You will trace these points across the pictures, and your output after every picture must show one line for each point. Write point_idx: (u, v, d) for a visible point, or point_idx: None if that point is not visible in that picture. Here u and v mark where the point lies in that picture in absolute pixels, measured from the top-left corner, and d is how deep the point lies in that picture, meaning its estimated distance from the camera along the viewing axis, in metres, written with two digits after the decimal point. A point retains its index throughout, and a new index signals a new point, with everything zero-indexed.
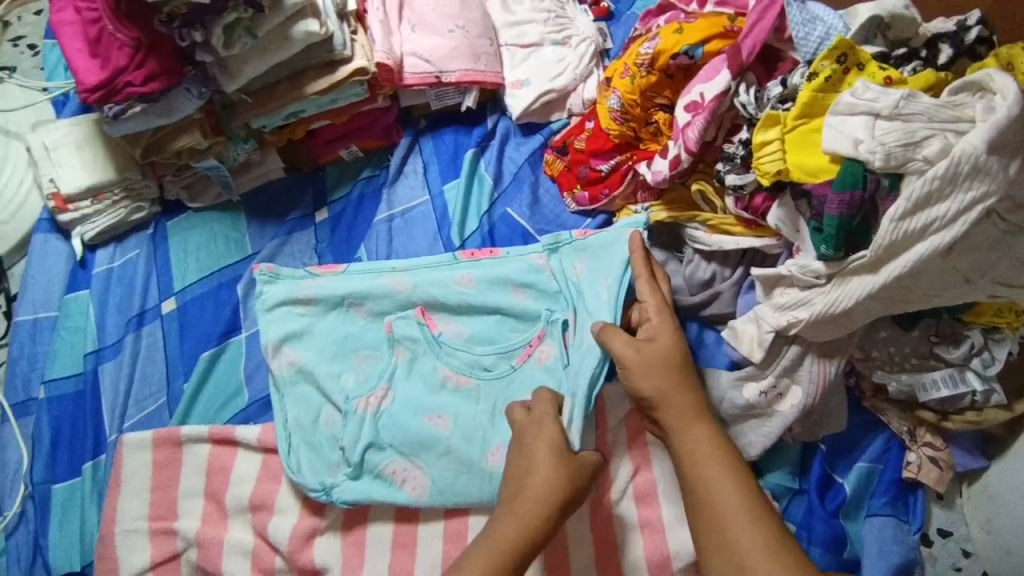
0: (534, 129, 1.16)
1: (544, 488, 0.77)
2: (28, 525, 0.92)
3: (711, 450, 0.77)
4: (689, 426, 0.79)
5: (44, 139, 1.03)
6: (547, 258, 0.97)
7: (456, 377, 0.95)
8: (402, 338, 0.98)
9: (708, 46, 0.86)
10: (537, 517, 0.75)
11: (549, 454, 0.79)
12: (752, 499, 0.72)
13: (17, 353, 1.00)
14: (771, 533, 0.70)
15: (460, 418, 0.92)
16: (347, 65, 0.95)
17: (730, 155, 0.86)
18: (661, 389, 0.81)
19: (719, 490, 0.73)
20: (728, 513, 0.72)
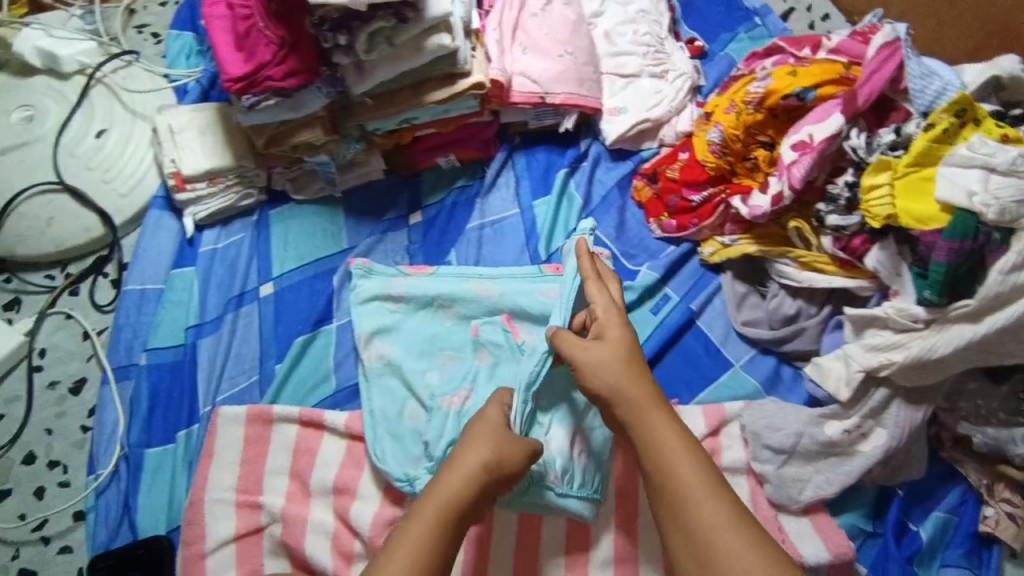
0: (626, 155, 1.19)
1: (475, 465, 0.74)
2: (119, 485, 0.95)
3: (665, 432, 0.72)
4: (643, 409, 0.74)
5: (170, 122, 1.09)
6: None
7: None
8: (486, 342, 1.01)
9: (821, 90, 0.90)
10: (468, 497, 0.72)
11: (485, 434, 0.78)
12: (711, 479, 0.69)
13: (123, 320, 1.05)
14: (732, 510, 0.66)
15: None
16: (466, 79, 1.00)
17: (833, 196, 0.88)
18: (614, 379, 0.76)
19: (678, 473, 0.69)
20: (688, 496, 0.67)
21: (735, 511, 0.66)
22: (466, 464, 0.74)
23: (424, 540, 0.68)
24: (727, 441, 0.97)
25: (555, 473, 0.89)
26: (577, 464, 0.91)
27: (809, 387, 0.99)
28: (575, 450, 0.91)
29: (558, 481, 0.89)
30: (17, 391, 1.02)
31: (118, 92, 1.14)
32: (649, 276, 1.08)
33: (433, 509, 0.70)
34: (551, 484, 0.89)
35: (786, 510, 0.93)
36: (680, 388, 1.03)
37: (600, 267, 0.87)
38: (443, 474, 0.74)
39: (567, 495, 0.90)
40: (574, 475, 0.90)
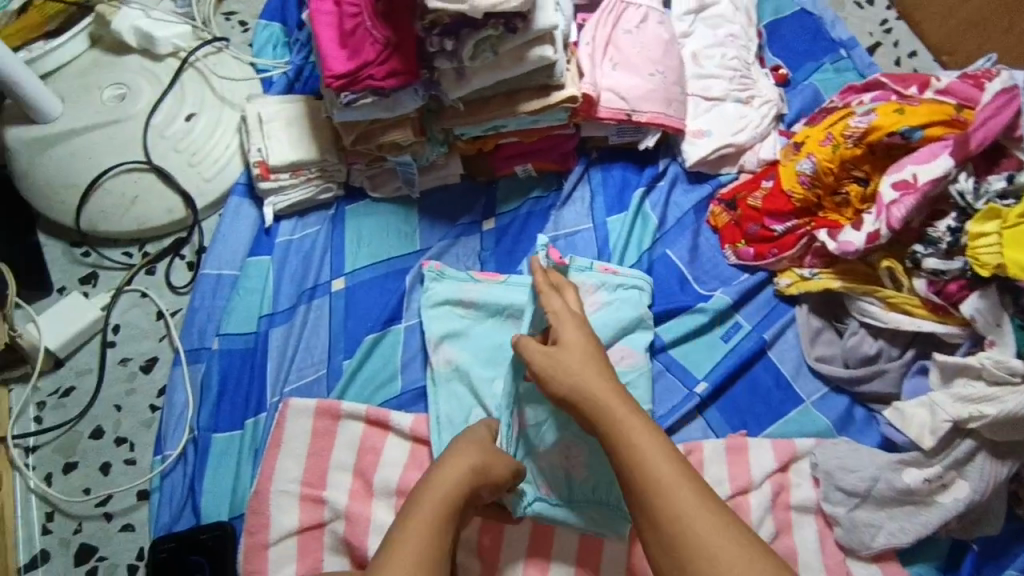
0: (704, 178, 1.17)
1: (464, 469, 0.81)
2: (185, 468, 0.96)
3: (631, 424, 0.76)
4: (608, 406, 0.78)
5: (260, 111, 1.11)
6: (601, 292, 1.04)
7: None
8: None
9: (928, 131, 0.89)
10: (458, 497, 0.79)
11: (472, 442, 0.86)
12: (676, 465, 0.71)
13: (198, 303, 1.06)
14: (693, 493, 0.68)
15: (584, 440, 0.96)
16: (560, 91, 1.01)
17: (934, 239, 0.88)
18: (580, 381, 0.82)
19: (645, 460, 0.72)
20: (655, 481, 0.70)
21: (699, 490, 0.69)
22: (454, 468, 0.81)
23: (421, 531, 0.74)
24: (796, 478, 0.95)
25: (547, 483, 0.94)
26: (573, 477, 0.94)
27: (886, 431, 0.96)
28: (569, 463, 0.95)
29: (550, 491, 0.94)
30: (90, 364, 1.04)
31: (209, 77, 1.16)
32: (722, 300, 1.06)
33: (426, 500, 0.77)
34: (543, 494, 0.93)
35: (855, 555, 0.92)
36: (748, 419, 1.01)
37: (553, 280, 0.95)
38: (431, 476, 0.81)
39: (563, 506, 0.93)
40: (568, 485, 0.94)
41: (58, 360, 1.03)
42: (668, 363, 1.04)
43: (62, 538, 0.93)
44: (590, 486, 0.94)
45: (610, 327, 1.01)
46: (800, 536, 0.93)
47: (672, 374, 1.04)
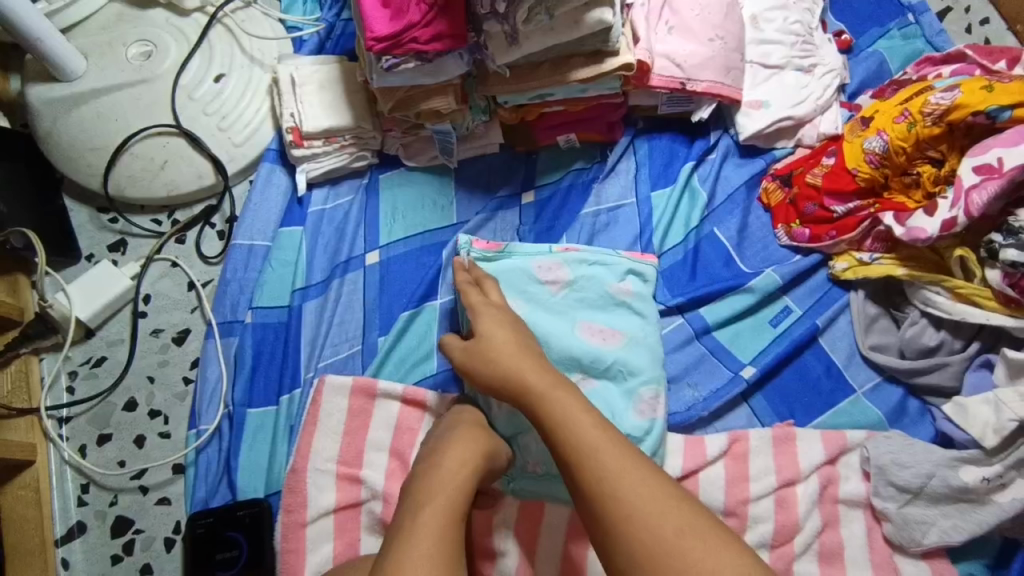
0: (756, 153, 1.11)
1: (466, 465, 0.78)
2: (221, 443, 0.94)
3: (558, 398, 0.74)
4: (533, 379, 0.77)
5: (293, 73, 1.05)
6: (565, 270, 0.98)
7: (581, 380, 0.93)
8: None
9: (1018, 111, 0.83)
10: (464, 493, 0.75)
11: (471, 437, 0.82)
12: (603, 430, 0.71)
13: (230, 275, 1.02)
14: (620, 455, 0.68)
15: None
16: (615, 58, 0.95)
17: (1014, 229, 0.83)
18: (505, 364, 0.79)
19: (572, 432, 0.71)
20: (582, 452, 0.69)
21: (626, 455, 0.68)
22: (452, 465, 0.77)
23: (429, 526, 0.70)
24: (845, 471, 0.91)
25: (534, 461, 0.90)
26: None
27: (941, 423, 0.91)
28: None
29: (538, 467, 0.90)
30: (122, 335, 1.02)
31: (239, 36, 1.10)
32: (772, 281, 1.01)
33: (438, 491, 0.74)
34: (530, 472, 0.90)
35: (903, 551, 0.88)
36: (796, 409, 0.97)
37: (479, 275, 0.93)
38: (428, 474, 0.77)
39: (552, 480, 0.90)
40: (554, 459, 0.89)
41: (89, 330, 1.01)
42: (712, 347, 1.00)
43: (98, 510, 0.93)
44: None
45: (578, 309, 0.97)
46: (847, 531, 0.89)
47: (716, 357, 0.99)
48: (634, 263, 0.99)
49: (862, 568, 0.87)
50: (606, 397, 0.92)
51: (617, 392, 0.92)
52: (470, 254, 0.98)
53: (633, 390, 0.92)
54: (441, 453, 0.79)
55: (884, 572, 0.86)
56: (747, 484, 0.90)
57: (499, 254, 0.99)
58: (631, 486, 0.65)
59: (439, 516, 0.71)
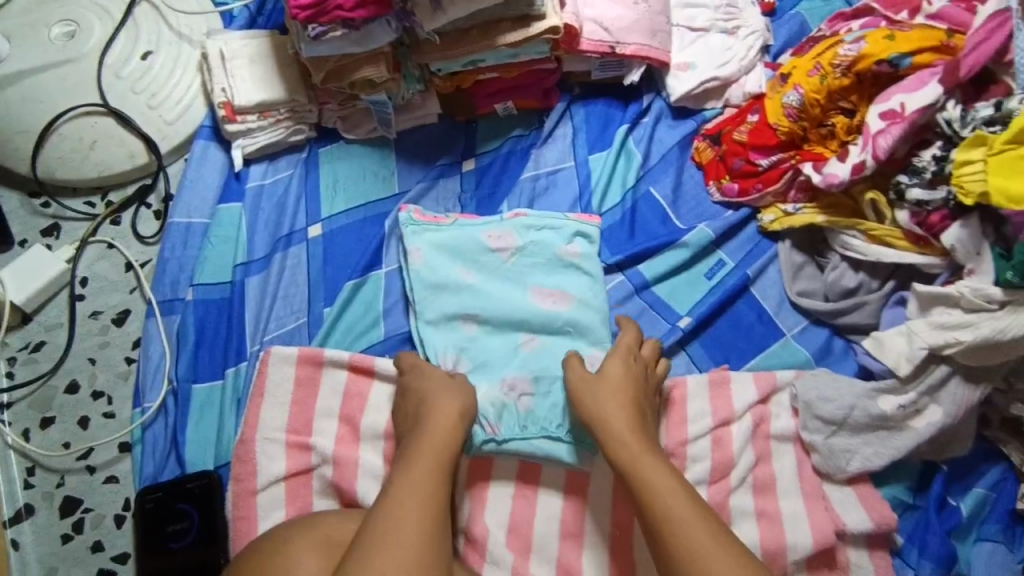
0: (687, 114, 1.14)
1: (448, 433, 0.80)
2: (167, 419, 0.94)
3: (634, 445, 0.80)
4: (612, 420, 0.83)
5: (222, 48, 1.05)
6: (514, 237, 1.01)
7: (530, 340, 0.96)
8: (465, 312, 0.97)
9: (917, 58, 0.87)
10: (442, 458, 0.78)
11: (450, 406, 0.84)
12: (674, 478, 0.77)
13: (168, 253, 1.02)
14: (692, 505, 0.74)
15: (537, 386, 0.94)
16: (542, 21, 0.97)
17: (918, 169, 0.86)
18: (591, 399, 0.86)
19: (661, 501, 0.75)
20: (671, 522, 0.73)
21: (695, 506, 0.74)
22: (435, 435, 0.80)
23: (420, 477, 0.74)
24: (776, 409, 0.96)
25: (491, 422, 0.91)
26: (514, 408, 0.92)
27: (863, 359, 0.97)
28: (511, 394, 0.93)
29: (496, 429, 0.91)
30: (59, 318, 1.00)
31: (166, 13, 1.10)
32: (704, 234, 1.05)
33: (426, 448, 0.78)
34: (489, 435, 0.90)
35: (830, 478, 0.93)
36: (730, 353, 1.01)
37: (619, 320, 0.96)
38: (417, 444, 0.79)
39: (511, 441, 0.91)
40: (509, 419, 0.92)
41: (26, 314, 1.00)
42: (651, 301, 1.04)
43: (45, 492, 0.92)
44: (544, 417, 0.92)
45: (528, 274, 1.00)
46: (778, 465, 0.94)
47: (654, 311, 1.03)
48: (580, 225, 1.02)
49: (794, 497, 0.92)
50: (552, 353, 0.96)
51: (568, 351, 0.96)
52: (411, 228, 1.01)
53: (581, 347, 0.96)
54: (428, 415, 0.82)
55: (814, 499, 0.92)
56: (685, 426, 0.94)
57: (441, 226, 1.01)
58: (704, 534, 0.71)
59: (427, 471, 0.75)
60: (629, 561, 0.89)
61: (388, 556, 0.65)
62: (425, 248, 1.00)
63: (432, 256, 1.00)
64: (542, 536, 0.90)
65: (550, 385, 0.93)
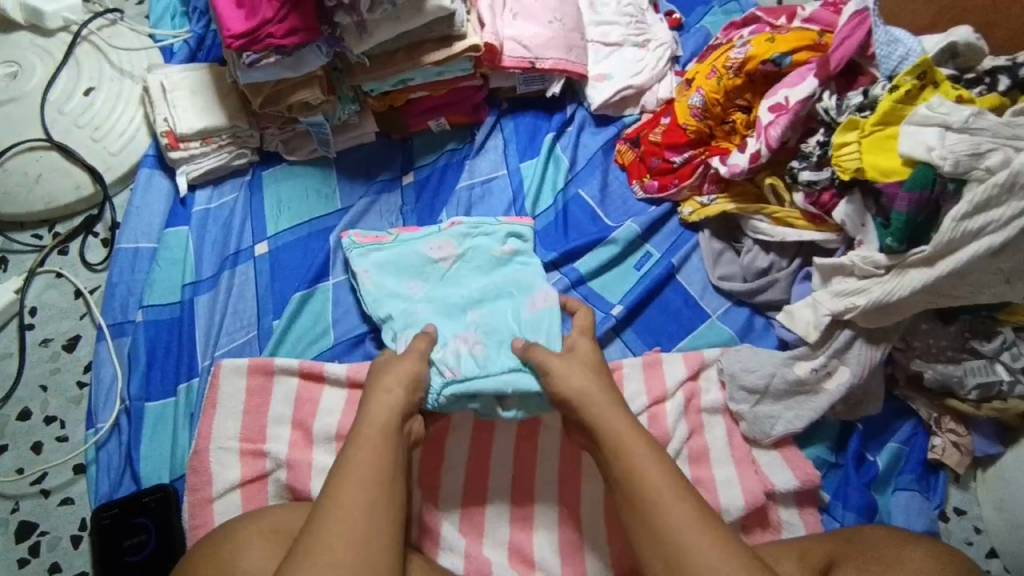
0: (609, 121, 1.23)
1: (387, 410, 0.79)
2: (120, 438, 0.97)
3: (620, 424, 0.79)
4: (596, 400, 0.82)
5: (163, 81, 1.10)
6: (452, 246, 1.06)
7: (480, 313, 1.01)
8: (417, 305, 1.01)
9: (796, 56, 0.98)
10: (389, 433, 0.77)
11: (394, 383, 0.83)
12: (658, 455, 0.75)
13: (116, 278, 1.05)
14: (678, 482, 0.73)
15: (489, 340, 0.97)
16: (463, 41, 1.05)
17: (806, 154, 0.97)
18: (573, 381, 0.84)
19: (645, 474, 0.74)
20: (657, 497, 0.72)
21: (680, 485, 0.73)
22: (377, 412, 0.79)
23: (369, 461, 0.73)
24: (705, 384, 1.03)
25: (450, 366, 0.93)
26: (471, 355, 0.95)
27: (780, 331, 1.05)
28: (465, 347, 0.96)
29: (456, 371, 0.93)
30: (10, 348, 1.03)
31: (107, 52, 1.15)
32: (631, 230, 1.13)
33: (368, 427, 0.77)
34: (451, 378, 0.92)
35: (758, 444, 1.00)
36: (661, 337, 1.08)
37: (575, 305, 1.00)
38: (359, 426, 0.77)
39: (473, 380, 0.92)
40: (468, 363, 0.94)
41: None
42: (586, 293, 1.11)
43: None
44: (500, 358, 0.95)
45: (472, 277, 1.05)
46: (711, 435, 1.01)
47: (589, 303, 1.10)
48: (511, 226, 1.08)
49: (727, 464, 0.98)
50: (501, 318, 1.00)
51: (514, 309, 1.00)
52: (353, 250, 1.05)
53: (525, 301, 1.01)
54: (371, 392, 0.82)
55: (745, 464, 0.98)
56: None
57: (384, 246, 1.06)
58: (690, 513, 0.70)
59: (375, 450, 0.75)
60: (578, 539, 0.93)
61: (333, 543, 0.66)
62: (371, 267, 1.04)
63: (378, 276, 1.04)
64: (493, 524, 0.95)
65: (499, 336, 0.97)
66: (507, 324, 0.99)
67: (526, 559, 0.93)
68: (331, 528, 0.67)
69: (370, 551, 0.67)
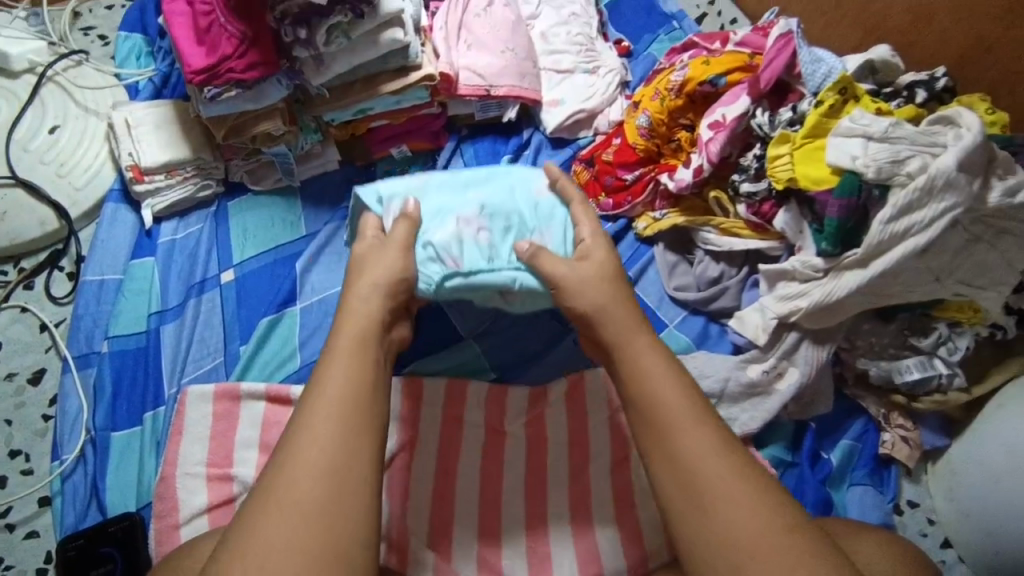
0: (564, 144, 1.28)
1: (363, 321, 0.71)
2: (86, 468, 0.97)
3: (637, 340, 0.73)
4: (614, 314, 0.75)
5: (127, 117, 1.13)
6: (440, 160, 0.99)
7: (480, 191, 0.91)
8: (405, 192, 0.90)
9: (730, 77, 1.05)
10: (370, 346, 0.69)
11: (375, 291, 0.74)
12: (676, 376, 0.70)
13: (82, 310, 1.07)
14: (698, 405, 0.68)
15: (492, 227, 0.88)
16: (418, 71, 1.10)
17: (745, 167, 1.02)
18: (591, 293, 0.77)
19: (660, 394, 0.69)
20: (672, 418, 0.67)
21: (697, 406, 0.68)
22: (356, 324, 0.70)
23: (349, 376, 0.66)
24: None
25: (452, 256, 0.85)
26: (474, 243, 0.86)
27: (733, 337, 1.09)
28: (468, 232, 0.87)
29: (458, 262, 0.85)
30: None
31: (72, 91, 1.18)
32: None
33: (349, 338, 0.69)
34: (453, 269, 0.85)
35: None
36: None
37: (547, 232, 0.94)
38: (336, 338, 0.70)
39: (477, 272, 0.85)
40: (471, 251, 0.86)
41: None
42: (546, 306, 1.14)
43: None
44: (508, 248, 0.87)
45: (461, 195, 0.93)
46: None
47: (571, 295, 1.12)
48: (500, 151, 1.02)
49: None
50: (504, 203, 0.90)
51: (518, 198, 0.91)
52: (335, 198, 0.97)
53: (530, 189, 0.92)
54: (349, 296, 0.73)
55: None
56: (586, 416, 1.04)
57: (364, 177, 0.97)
58: (707, 437, 0.66)
59: (354, 365, 0.67)
60: (546, 547, 0.95)
61: (304, 473, 0.60)
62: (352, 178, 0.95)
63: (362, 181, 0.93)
64: (461, 543, 0.94)
65: (504, 222, 0.88)
66: (513, 211, 0.90)
67: (493, 568, 0.93)
68: (301, 460, 0.61)
69: (346, 480, 0.61)
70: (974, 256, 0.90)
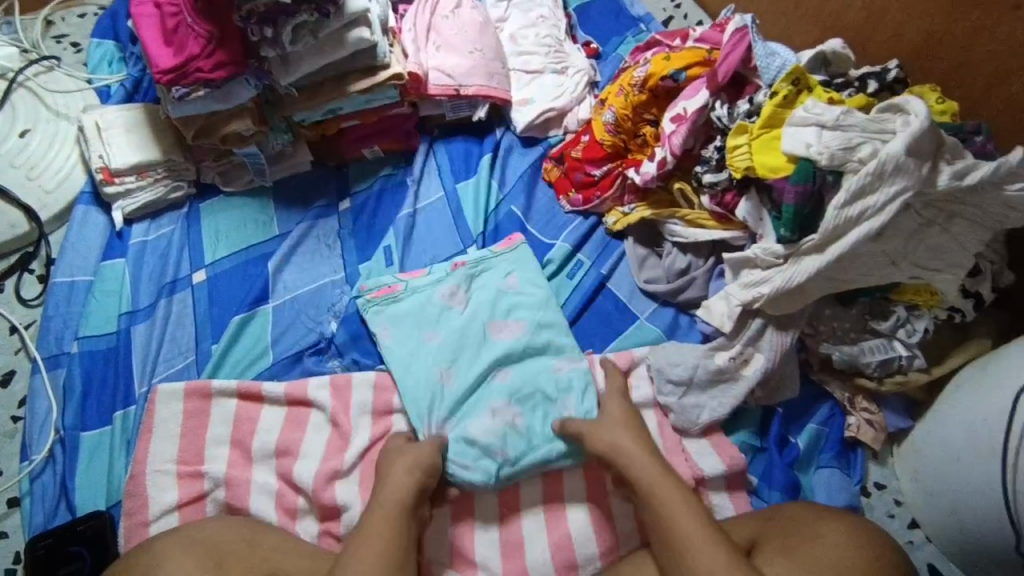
0: (536, 142, 1.30)
1: (400, 492, 0.84)
2: (55, 468, 0.97)
3: (664, 487, 0.85)
4: (639, 463, 0.88)
5: (97, 120, 1.14)
6: (463, 291, 1.09)
7: (507, 372, 1.02)
8: (441, 364, 1.02)
9: (690, 72, 1.07)
10: (398, 521, 0.82)
11: (407, 466, 0.87)
12: (702, 523, 0.80)
13: (52, 311, 1.07)
14: (726, 551, 0.76)
15: (525, 410, 0.99)
16: (387, 71, 1.11)
17: (707, 159, 1.06)
18: (620, 440, 0.90)
19: (688, 543, 0.78)
20: (701, 565, 0.76)
21: (724, 552, 0.76)
22: (391, 498, 0.84)
23: (377, 547, 0.79)
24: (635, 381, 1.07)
25: (499, 448, 0.96)
26: (512, 432, 0.97)
27: (701, 326, 1.11)
28: (506, 421, 0.98)
29: (505, 452, 0.96)
30: None
31: (43, 96, 1.19)
32: (563, 246, 1.18)
33: (386, 510, 0.83)
34: (501, 460, 0.95)
35: (688, 434, 1.05)
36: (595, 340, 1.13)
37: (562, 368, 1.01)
38: (374, 509, 0.83)
39: (522, 457, 0.96)
40: (514, 442, 0.97)
41: None
42: None
43: None
44: (542, 428, 0.98)
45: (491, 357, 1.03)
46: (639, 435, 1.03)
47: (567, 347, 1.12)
48: (512, 263, 1.11)
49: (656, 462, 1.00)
50: (529, 376, 1.02)
51: (540, 369, 1.02)
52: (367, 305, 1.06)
53: (551, 358, 1.03)
54: (387, 468, 0.87)
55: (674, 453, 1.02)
56: None
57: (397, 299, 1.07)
58: None
59: (387, 536, 0.80)
60: (517, 537, 0.95)
61: None
62: (388, 327, 1.05)
63: (398, 336, 1.04)
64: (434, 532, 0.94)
65: (533, 403, 1.00)
66: (541, 389, 1.01)
67: (466, 559, 0.94)
68: None
69: None
70: (927, 239, 0.93)
